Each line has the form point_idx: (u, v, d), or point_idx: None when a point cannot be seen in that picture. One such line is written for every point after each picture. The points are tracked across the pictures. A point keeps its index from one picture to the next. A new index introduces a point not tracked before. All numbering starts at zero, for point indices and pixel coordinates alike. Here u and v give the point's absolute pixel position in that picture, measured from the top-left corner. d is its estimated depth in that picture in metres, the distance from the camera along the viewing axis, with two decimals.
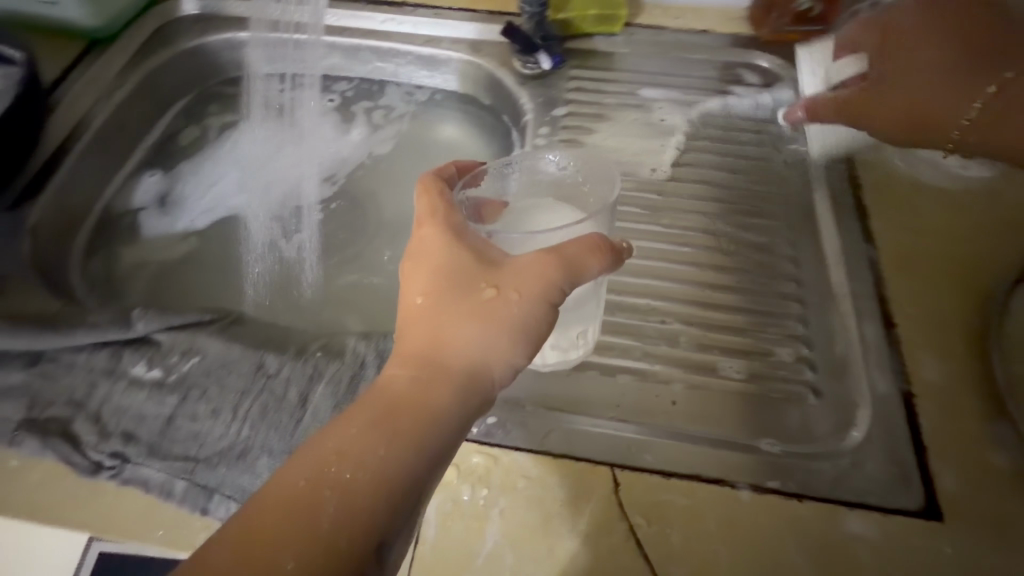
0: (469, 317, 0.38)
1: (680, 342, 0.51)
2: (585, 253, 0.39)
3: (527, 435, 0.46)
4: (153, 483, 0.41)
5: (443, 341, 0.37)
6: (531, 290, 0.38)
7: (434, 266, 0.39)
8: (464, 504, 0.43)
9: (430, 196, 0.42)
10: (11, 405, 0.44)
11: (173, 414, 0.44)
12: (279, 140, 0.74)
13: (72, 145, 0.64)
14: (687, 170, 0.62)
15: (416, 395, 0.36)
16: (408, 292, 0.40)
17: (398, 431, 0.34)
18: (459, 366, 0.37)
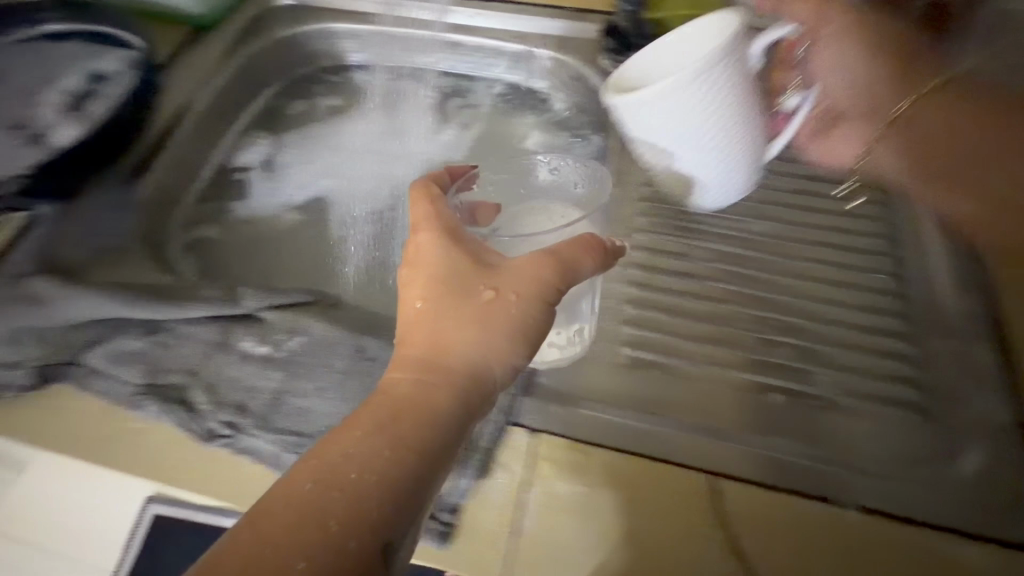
0: (466, 321, 0.37)
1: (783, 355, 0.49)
2: (582, 250, 0.39)
3: (621, 435, 0.45)
4: (266, 454, 0.43)
5: (438, 344, 0.37)
6: (531, 290, 0.37)
7: (430, 271, 0.39)
8: (559, 500, 0.42)
9: (425, 202, 0.41)
10: (132, 370, 0.47)
11: (280, 389, 0.46)
12: (367, 129, 0.75)
13: (179, 127, 0.67)
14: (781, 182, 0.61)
15: (412, 397, 0.35)
16: (405, 297, 0.39)
17: (401, 435, 0.34)
18: (459, 368, 0.36)
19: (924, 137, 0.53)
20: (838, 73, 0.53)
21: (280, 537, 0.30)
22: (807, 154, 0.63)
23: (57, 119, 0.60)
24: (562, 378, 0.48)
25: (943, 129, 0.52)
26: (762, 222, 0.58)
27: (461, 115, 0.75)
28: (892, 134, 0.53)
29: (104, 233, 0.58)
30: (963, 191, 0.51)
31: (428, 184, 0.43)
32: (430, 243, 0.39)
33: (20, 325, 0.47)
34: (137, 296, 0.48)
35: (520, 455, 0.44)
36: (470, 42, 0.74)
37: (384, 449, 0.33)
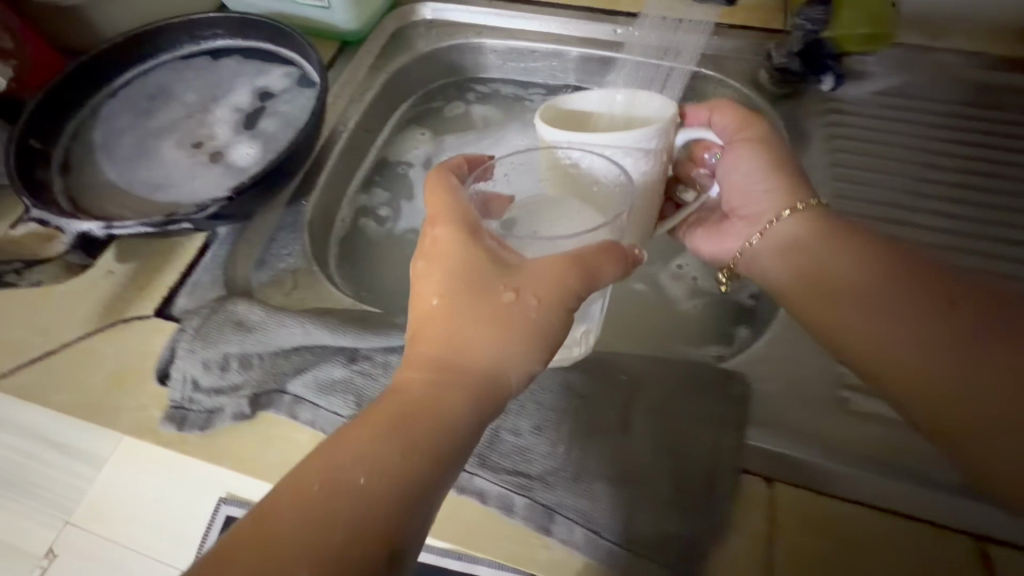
0: (481, 320, 0.36)
1: None
2: (596, 255, 0.38)
3: (868, 488, 0.41)
4: (493, 495, 0.41)
5: (459, 346, 0.36)
6: (549, 295, 0.36)
7: (449, 267, 0.37)
8: (812, 558, 0.38)
9: (441, 197, 0.39)
10: (339, 399, 0.45)
11: (495, 425, 0.44)
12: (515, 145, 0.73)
13: (334, 145, 0.67)
14: (977, 212, 0.58)
15: (438, 400, 0.34)
16: (423, 293, 0.38)
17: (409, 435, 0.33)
18: (470, 371, 0.35)
19: (816, 254, 0.45)
20: (745, 173, 0.49)
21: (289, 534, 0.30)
22: (1004, 181, 0.60)
23: (231, 137, 0.59)
24: (786, 421, 0.45)
25: (832, 243, 0.44)
26: (961, 253, 0.56)
27: None
28: (785, 225, 0.47)
29: (279, 254, 0.58)
30: (811, 301, 0.45)
31: (444, 175, 0.41)
32: (451, 239, 0.38)
33: (231, 349, 0.46)
34: (340, 324, 0.47)
35: (760, 506, 0.41)
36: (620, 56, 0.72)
37: (406, 456, 0.32)
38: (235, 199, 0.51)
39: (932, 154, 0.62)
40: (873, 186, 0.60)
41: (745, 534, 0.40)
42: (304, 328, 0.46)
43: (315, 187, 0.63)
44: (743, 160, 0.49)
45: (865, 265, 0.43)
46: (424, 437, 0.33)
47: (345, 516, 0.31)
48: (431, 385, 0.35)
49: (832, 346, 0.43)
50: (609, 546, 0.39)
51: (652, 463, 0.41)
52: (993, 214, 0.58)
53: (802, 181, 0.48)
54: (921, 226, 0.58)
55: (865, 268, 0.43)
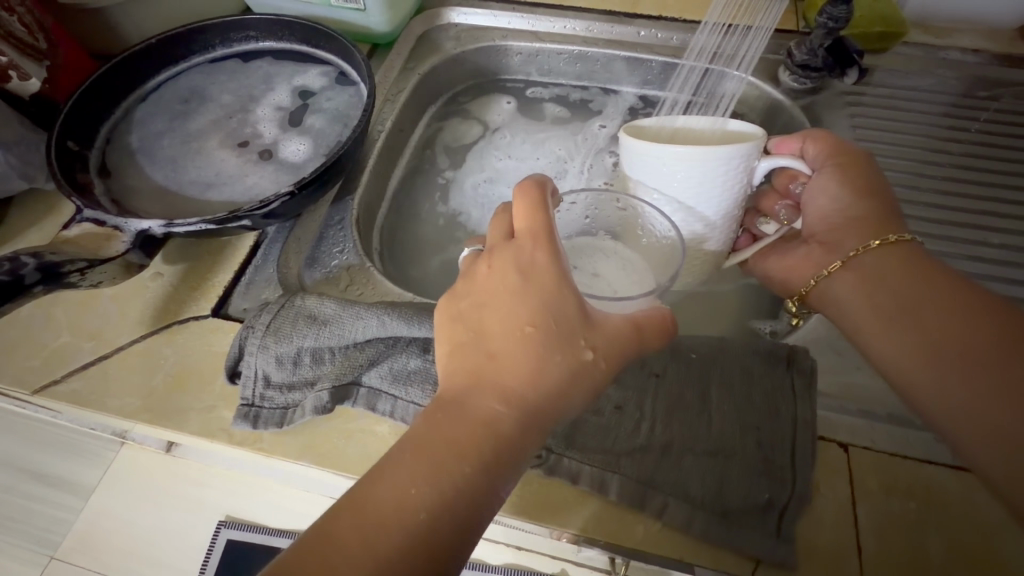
0: (561, 366, 0.35)
1: None
2: (654, 326, 0.39)
3: (934, 448, 0.43)
4: (584, 475, 0.42)
5: (538, 385, 0.34)
6: (619, 356, 0.37)
7: (543, 301, 0.36)
8: (893, 515, 0.41)
9: (538, 211, 0.37)
10: (417, 389, 0.45)
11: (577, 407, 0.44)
12: (548, 142, 0.75)
13: (373, 144, 0.67)
14: (995, 192, 0.62)
15: (509, 439, 0.34)
16: (510, 317, 0.36)
17: (484, 467, 0.33)
18: (546, 412, 0.35)
19: (896, 299, 0.45)
20: (820, 199, 0.52)
21: (357, 548, 0.30)
22: (1015, 164, 0.64)
23: (280, 135, 0.60)
24: (842, 392, 0.48)
25: (913, 292, 0.45)
26: (984, 231, 0.60)
27: None
28: (870, 257, 0.48)
29: (332, 253, 0.58)
30: (888, 352, 0.44)
31: (536, 182, 0.39)
32: (548, 267, 0.36)
33: (305, 344, 0.45)
34: (413, 315, 0.47)
35: (840, 471, 0.42)
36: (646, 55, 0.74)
37: (478, 485, 0.32)
38: (296, 193, 0.51)
39: (945, 141, 0.66)
40: (899, 169, 0.64)
41: (828, 497, 0.41)
42: (380, 321, 0.46)
43: (359, 185, 0.63)
44: (825, 187, 0.51)
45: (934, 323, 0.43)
46: (483, 475, 0.33)
47: (401, 531, 0.31)
48: (505, 418, 0.34)
49: (894, 374, 0.44)
50: (703, 514, 0.40)
51: (737, 433, 0.43)
52: (1007, 193, 0.62)
53: (891, 215, 0.49)
54: (948, 206, 0.62)
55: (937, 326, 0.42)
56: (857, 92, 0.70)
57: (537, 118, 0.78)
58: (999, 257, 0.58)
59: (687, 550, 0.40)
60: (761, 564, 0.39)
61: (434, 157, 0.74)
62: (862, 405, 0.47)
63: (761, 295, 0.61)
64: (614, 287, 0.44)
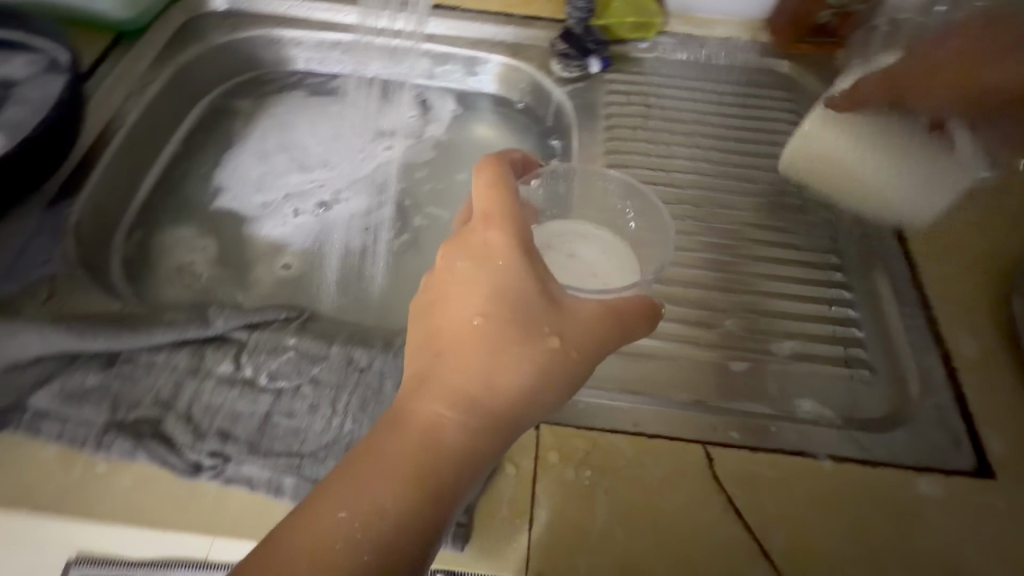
0: (523, 358, 0.35)
1: (746, 325, 0.54)
2: (628, 309, 0.39)
3: (618, 418, 0.46)
4: (262, 481, 0.40)
5: (500, 377, 0.35)
6: (590, 337, 0.37)
7: (493, 288, 0.36)
8: (571, 484, 0.43)
9: (502, 185, 0.39)
10: (91, 408, 0.42)
11: (270, 410, 0.43)
12: (326, 149, 0.73)
13: (109, 141, 0.61)
14: (721, 170, 0.66)
15: (467, 436, 0.33)
16: (462, 311, 0.36)
17: (442, 462, 0.32)
18: (508, 409, 0.35)
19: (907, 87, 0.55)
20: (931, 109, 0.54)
21: (312, 557, 0.30)
22: (742, 145, 0.69)
23: None
24: None
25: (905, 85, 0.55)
26: (722, 206, 0.63)
27: (412, 137, 0.75)
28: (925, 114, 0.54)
29: (32, 262, 0.51)
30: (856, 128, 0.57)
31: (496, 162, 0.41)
32: (510, 251, 0.37)
33: None
34: (90, 328, 0.44)
35: (529, 447, 0.44)
36: (413, 25, 0.72)
37: (432, 487, 0.32)
38: None
39: (699, 121, 0.70)
40: (640, 158, 0.66)
41: (509, 476, 0.43)
42: (41, 336, 0.43)
43: (84, 188, 0.57)
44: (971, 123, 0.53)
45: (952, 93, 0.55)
46: (438, 474, 0.32)
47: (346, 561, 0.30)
48: (458, 421, 0.34)
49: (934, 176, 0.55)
50: None
51: None
52: (746, 169, 0.66)
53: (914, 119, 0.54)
54: (681, 184, 0.64)
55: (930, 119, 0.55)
56: (619, 77, 0.72)
57: (318, 117, 0.75)
58: (734, 228, 0.61)
59: None
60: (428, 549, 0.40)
61: (198, 156, 0.70)
62: None
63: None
64: (593, 270, 0.48)
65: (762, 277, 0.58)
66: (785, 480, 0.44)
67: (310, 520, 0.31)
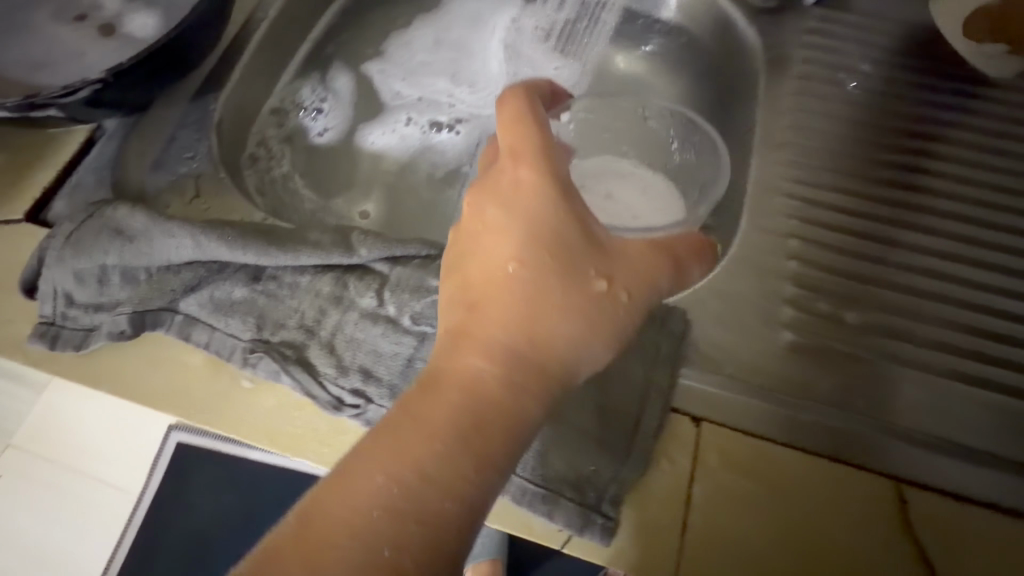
0: (569, 305, 0.31)
1: (970, 350, 0.42)
2: (683, 248, 0.36)
3: (796, 431, 0.39)
4: None
5: (542, 327, 0.30)
6: (644, 282, 0.33)
7: (530, 229, 0.31)
8: (732, 497, 0.37)
9: (525, 116, 0.32)
10: (239, 321, 0.40)
11: (413, 355, 0.40)
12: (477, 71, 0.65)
13: (251, 33, 0.57)
14: (953, 141, 0.51)
15: (507, 394, 0.29)
16: (494, 257, 0.31)
17: (479, 425, 0.28)
18: (554, 362, 0.30)
19: None
20: None
21: (336, 545, 0.26)
22: (988, 111, 0.52)
23: (123, 6, 0.50)
24: (723, 355, 0.42)
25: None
26: (954, 190, 0.49)
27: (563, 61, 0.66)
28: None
29: (179, 156, 0.50)
30: None
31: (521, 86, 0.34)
32: (542, 192, 0.31)
33: (108, 260, 0.40)
34: (238, 238, 0.41)
35: (687, 446, 0.39)
36: None
37: (468, 454, 0.28)
38: (109, 80, 0.43)
39: (936, 75, 0.54)
40: (846, 114, 0.53)
41: (662, 473, 0.38)
42: (194, 241, 0.40)
43: (227, 82, 0.54)
44: None
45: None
46: (478, 438, 0.28)
47: (389, 536, 0.26)
48: (498, 374, 0.29)
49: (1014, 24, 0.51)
50: (521, 483, 0.36)
51: (580, 397, 0.38)
52: (994, 145, 0.51)
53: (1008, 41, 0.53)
54: (895, 154, 0.51)
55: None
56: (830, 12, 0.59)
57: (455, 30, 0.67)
58: (966, 219, 0.48)
59: (498, 512, 0.37)
60: (571, 536, 0.36)
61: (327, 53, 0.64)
62: (734, 375, 0.42)
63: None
64: (633, 211, 0.46)
65: (1001, 291, 0.44)
66: (1000, 543, 0.36)
67: (328, 502, 0.27)
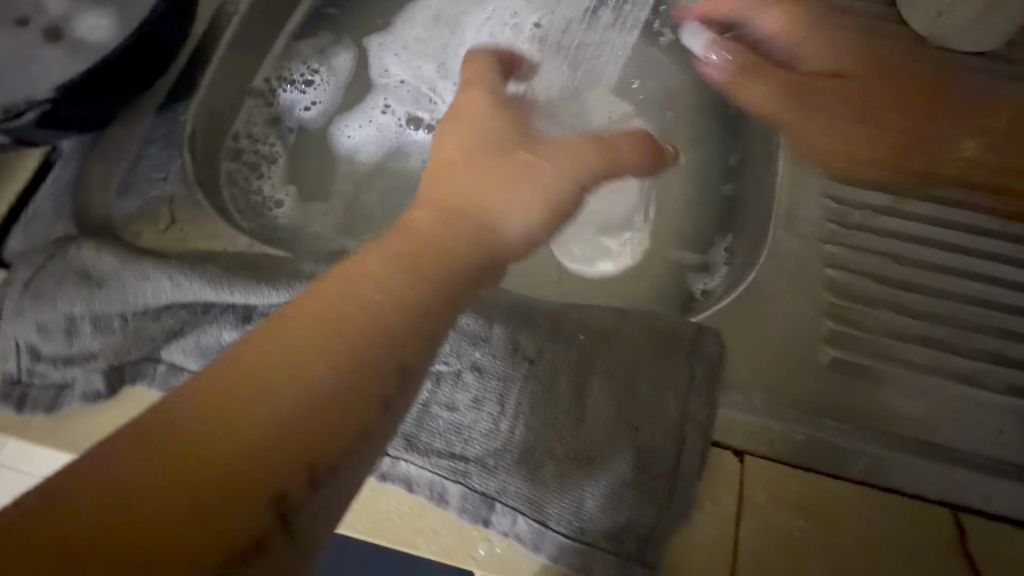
0: (503, 174, 0.34)
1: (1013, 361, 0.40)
2: (628, 143, 0.38)
3: (845, 459, 0.36)
4: (423, 481, 0.35)
5: (482, 189, 0.33)
6: (574, 160, 0.36)
7: (474, 125, 0.36)
8: (787, 539, 0.34)
9: (481, 60, 0.40)
10: None
11: (428, 399, 0.36)
12: None
13: (221, 30, 0.51)
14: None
15: (447, 241, 0.31)
16: (443, 150, 0.35)
17: (416, 270, 0.29)
18: (491, 220, 0.32)
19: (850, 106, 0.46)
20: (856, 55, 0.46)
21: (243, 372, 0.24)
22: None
23: (71, 6, 0.43)
24: (758, 380, 0.40)
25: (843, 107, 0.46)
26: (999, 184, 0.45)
27: None
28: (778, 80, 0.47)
29: (149, 177, 0.44)
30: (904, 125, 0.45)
31: (499, 49, 0.46)
32: (486, 105, 0.37)
33: (77, 309, 0.35)
34: (222, 274, 0.37)
35: (733, 485, 0.35)
36: None
37: (397, 289, 0.28)
38: (59, 98, 0.38)
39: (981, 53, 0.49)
40: None
41: (708, 515, 0.35)
42: (173, 282, 0.36)
43: (197, 88, 0.49)
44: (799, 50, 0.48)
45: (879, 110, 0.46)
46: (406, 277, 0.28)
47: (310, 357, 0.25)
48: (435, 224, 0.31)
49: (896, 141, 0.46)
50: (557, 537, 0.33)
51: (614, 438, 0.35)
52: None
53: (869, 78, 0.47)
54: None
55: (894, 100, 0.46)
56: None
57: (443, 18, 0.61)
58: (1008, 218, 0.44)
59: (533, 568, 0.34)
60: None
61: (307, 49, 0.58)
62: (775, 400, 0.39)
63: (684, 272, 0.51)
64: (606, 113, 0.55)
65: None
66: None
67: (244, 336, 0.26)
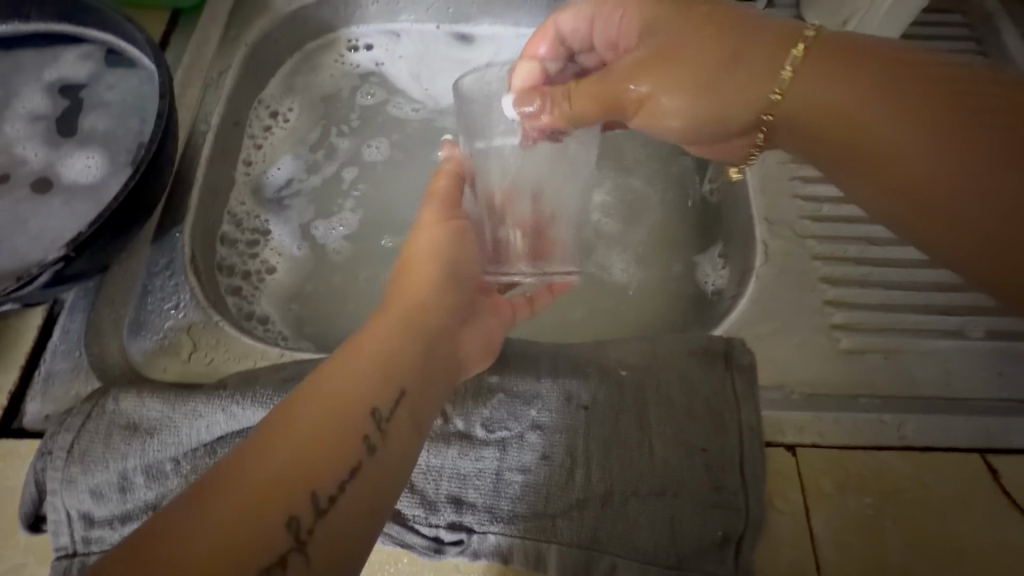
0: (466, 292, 0.40)
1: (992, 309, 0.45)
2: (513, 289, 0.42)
3: (882, 431, 0.40)
4: (515, 549, 0.35)
5: (448, 299, 0.39)
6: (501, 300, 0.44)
7: (445, 240, 0.41)
8: (851, 516, 0.37)
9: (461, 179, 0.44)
10: None
11: (501, 466, 0.37)
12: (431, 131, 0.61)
13: (199, 149, 0.51)
14: None
15: (399, 355, 0.34)
16: (425, 257, 0.40)
17: (364, 379, 0.33)
18: (429, 325, 0.37)
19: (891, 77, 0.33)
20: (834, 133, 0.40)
21: (275, 478, 0.28)
22: None
23: (52, 156, 0.43)
24: (787, 378, 0.43)
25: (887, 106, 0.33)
26: None
27: None
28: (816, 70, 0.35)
29: (164, 309, 0.44)
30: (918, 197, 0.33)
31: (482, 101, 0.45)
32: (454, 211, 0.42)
33: (129, 463, 0.35)
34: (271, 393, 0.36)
35: (791, 479, 0.38)
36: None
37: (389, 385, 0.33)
38: (74, 255, 0.38)
39: None
40: None
41: (780, 511, 0.37)
42: (226, 413, 0.35)
43: (188, 209, 0.48)
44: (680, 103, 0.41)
45: (960, 160, 0.31)
46: (376, 388, 0.33)
47: (333, 470, 0.30)
48: (411, 329, 0.36)
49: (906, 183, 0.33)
50: (657, 571, 0.35)
51: (683, 462, 0.37)
52: None
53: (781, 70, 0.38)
54: None
55: (910, 107, 0.33)
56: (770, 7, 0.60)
57: (397, 92, 0.63)
58: None
59: None
60: None
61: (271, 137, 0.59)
62: (807, 391, 0.42)
63: (683, 289, 0.54)
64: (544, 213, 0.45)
65: None
66: None
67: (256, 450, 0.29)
